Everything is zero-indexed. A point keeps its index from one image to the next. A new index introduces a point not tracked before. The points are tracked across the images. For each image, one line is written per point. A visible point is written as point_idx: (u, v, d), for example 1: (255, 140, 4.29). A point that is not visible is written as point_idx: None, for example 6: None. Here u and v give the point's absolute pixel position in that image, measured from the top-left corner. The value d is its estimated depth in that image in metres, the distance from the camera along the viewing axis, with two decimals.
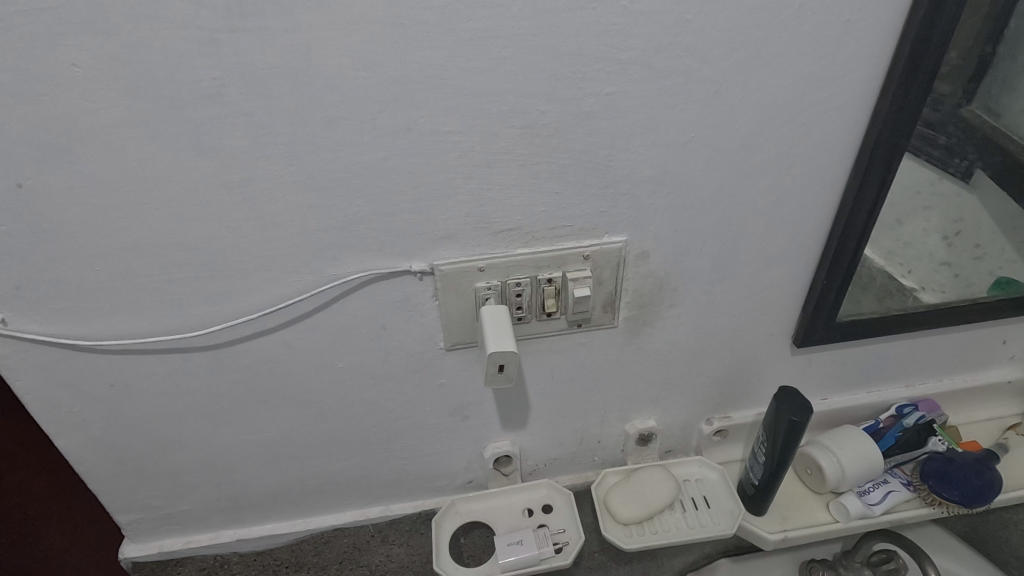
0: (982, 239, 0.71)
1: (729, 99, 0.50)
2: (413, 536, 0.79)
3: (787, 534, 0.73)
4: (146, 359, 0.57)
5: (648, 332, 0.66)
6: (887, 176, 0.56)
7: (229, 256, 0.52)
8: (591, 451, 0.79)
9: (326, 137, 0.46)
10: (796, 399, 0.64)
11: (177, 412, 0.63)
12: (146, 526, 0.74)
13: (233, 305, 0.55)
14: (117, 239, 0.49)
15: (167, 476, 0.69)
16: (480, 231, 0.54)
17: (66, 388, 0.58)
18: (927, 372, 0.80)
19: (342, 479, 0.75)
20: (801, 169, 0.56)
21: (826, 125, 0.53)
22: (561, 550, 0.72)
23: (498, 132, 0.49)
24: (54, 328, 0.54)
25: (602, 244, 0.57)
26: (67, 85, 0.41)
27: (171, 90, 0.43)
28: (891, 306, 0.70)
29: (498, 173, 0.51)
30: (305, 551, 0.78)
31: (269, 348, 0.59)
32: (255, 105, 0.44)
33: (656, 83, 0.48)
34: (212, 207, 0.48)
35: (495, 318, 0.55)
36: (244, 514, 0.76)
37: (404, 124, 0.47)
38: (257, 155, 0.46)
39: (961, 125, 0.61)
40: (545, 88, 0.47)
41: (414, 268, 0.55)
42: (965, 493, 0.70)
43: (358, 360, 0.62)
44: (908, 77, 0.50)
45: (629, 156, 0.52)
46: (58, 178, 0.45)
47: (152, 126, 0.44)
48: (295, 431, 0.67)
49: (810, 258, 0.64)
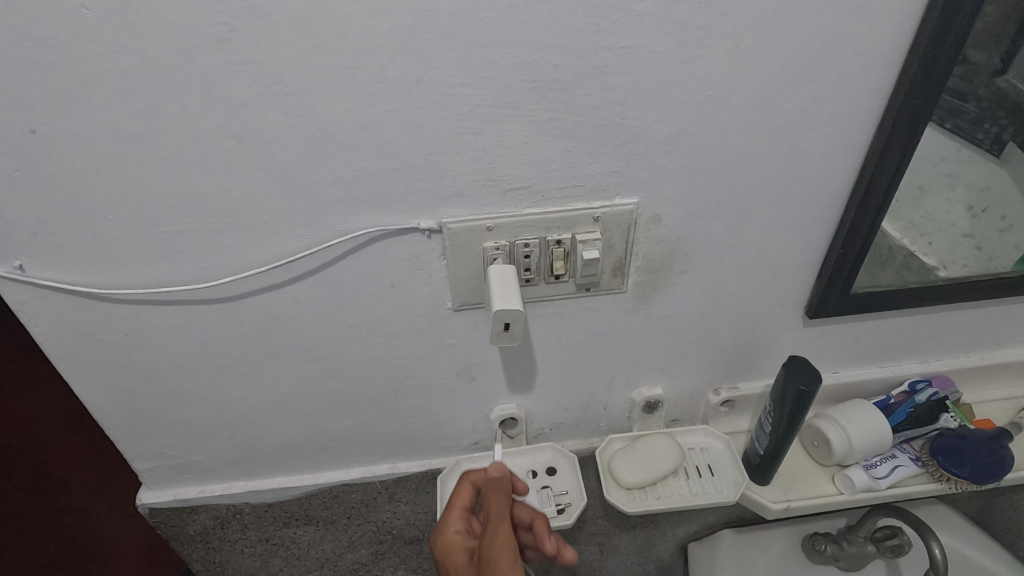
0: (1011, 212, 0.69)
1: (750, 55, 0.49)
2: (420, 494, 0.81)
3: (791, 504, 0.74)
4: (160, 310, 0.59)
5: (658, 298, 0.66)
6: (911, 141, 0.54)
7: (239, 207, 0.52)
8: (597, 417, 0.80)
9: (333, 88, 0.46)
10: (804, 368, 0.63)
11: (190, 364, 0.64)
12: (162, 474, 0.77)
13: (243, 258, 0.55)
14: (129, 187, 0.49)
15: (181, 426, 0.71)
16: (489, 188, 0.54)
17: (82, 335, 0.59)
18: (944, 348, 0.79)
19: (351, 437, 0.76)
20: (823, 132, 0.54)
21: (849, 85, 0.51)
22: (563, 511, 0.75)
23: (509, 85, 0.48)
24: (71, 276, 0.55)
25: (614, 205, 0.56)
26: (76, 26, 0.41)
27: (180, 35, 0.42)
28: (909, 280, 0.69)
29: (507, 129, 0.50)
30: (315, 504, 0.81)
31: (279, 303, 0.60)
32: (262, 51, 0.44)
33: (673, 36, 0.47)
34: (222, 157, 0.49)
35: (502, 278, 0.55)
36: (256, 466, 0.78)
37: (415, 76, 0.46)
38: (267, 105, 0.46)
39: (994, 90, 0.58)
40: (558, 40, 0.46)
41: (422, 226, 0.55)
42: (975, 470, 0.69)
43: (366, 317, 0.62)
44: (940, 35, 0.48)
45: (643, 114, 0.51)
46: (70, 124, 0.45)
47: (162, 72, 0.44)
48: (305, 385, 0.68)
49: (827, 226, 0.62)
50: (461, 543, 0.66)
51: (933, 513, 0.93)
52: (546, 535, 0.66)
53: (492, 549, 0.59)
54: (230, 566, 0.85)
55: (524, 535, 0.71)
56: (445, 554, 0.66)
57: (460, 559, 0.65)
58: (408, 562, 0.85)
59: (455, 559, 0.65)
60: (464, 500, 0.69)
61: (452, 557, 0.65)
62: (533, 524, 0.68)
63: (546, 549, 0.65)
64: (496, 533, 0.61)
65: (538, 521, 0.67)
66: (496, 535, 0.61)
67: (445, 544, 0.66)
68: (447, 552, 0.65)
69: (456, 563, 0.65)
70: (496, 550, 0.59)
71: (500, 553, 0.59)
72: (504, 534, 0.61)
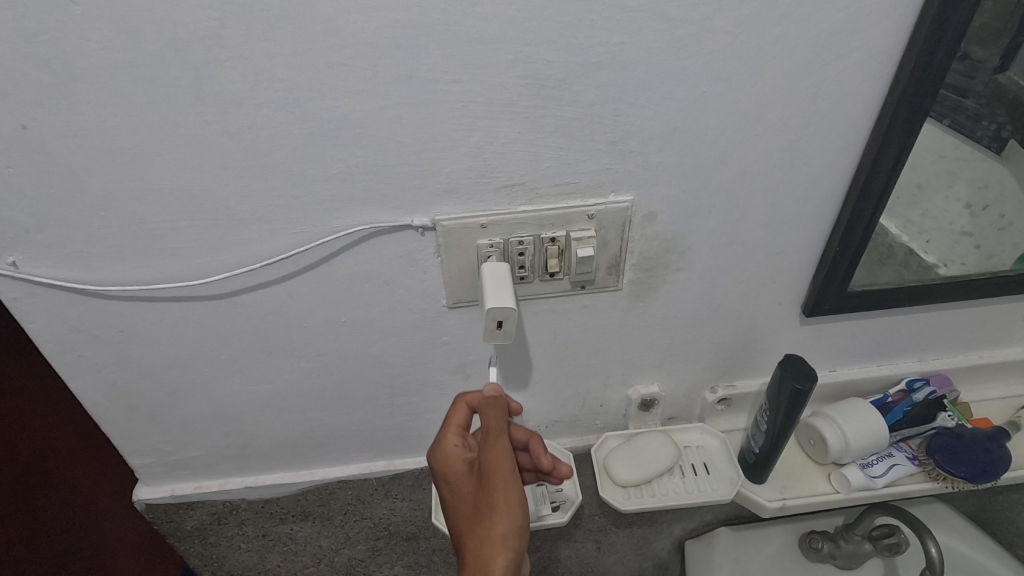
0: (1010, 210, 0.68)
1: (744, 51, 0.48)
2: (416, 491, 0.82)
3: (786, 503, 0.74)
4: (154, 306, 0.59)
5: (653, 296, 0.66)
6: (908, 139, 0.54)
7: (232, 204, 0.52)
8: (593, 415, 0.80)
9: (324, 84, 0.46)
10: (800, 367, 0.63)
11: (185, 360, 0.64)
12: (159, 470, 0.77)
13: (236, 255, 0.55)
14: (121, 184, 0.49)
15: (177, 422, 0.71)
16: (482, 185, 0.53)
17: (77, 331, 0.60)
18: (942, 347, 0.78)
19: (347, 433, 0.76)
20: (819, 129, 0.54)
21: (845, 82, 0.51)
22: (558, 509, 0.76)
23: (501, 82, 0.47)
24: (65, 273, 0.55)
25: (608, 203, 0.56)
26: (66, 22, 0.41)
27: (170, 31, 0.42)
28: (906, 279, 0.68)
29: (500, 126, 0.50)
30: (311, 501, 0.81)
31: (273, 300, 0.60)
32: (253, 47, 0.43)
33: (667, 32, 0.46)
34: (214, 153, 0.48)
35: (496, 276, 0.55)
36: (252, 463, 0.78)
37: (407, 72, 0.46)
38: (258, 101, 0.46)
39: (993, 87, 0.57)
40: (550, 36, 0.46)
41: (416, 223, 0.55)
42: (972, 470, 0.69)
43: (361, 314, 0.62)
44: (937, 32, 0.47)
45: (637, 110, 0.51)
46: (61, 120, 0.45)
47: (152, 68, 0.44)
48: (300, 382, 0.68)
49: (824, 224, 0.62)
50: (460, 453, 0.54)
51: (929, 511, 0.93)
52: (542, 452, 0.56)
53: (493, 459, 0.50)
54: (227, 562, 0.85)
55: (522, 458, 0.62)
56: (444, 470, 0.54)
57: (459, 470, 0.53)
58: (404, 558, 0.86)
59: (455, 472, 0.53)
60: (461, 422, 0.56)
61: (452, 470, 0.53)
62: (528, 445, 0.58)
63: (543, 463, 0.56)
64: (496, 442, 0.51)
65: (533, 438, 0.57)
66: (495, 446, 0.51)
67: (445, 459, 0.54)
68: (447, 471, 0.53)
69: (458, 476, 0.53)
70: (498, 455, 0.50)
71: (502, 463, 0.50)
72: (505, 444, 0.51)
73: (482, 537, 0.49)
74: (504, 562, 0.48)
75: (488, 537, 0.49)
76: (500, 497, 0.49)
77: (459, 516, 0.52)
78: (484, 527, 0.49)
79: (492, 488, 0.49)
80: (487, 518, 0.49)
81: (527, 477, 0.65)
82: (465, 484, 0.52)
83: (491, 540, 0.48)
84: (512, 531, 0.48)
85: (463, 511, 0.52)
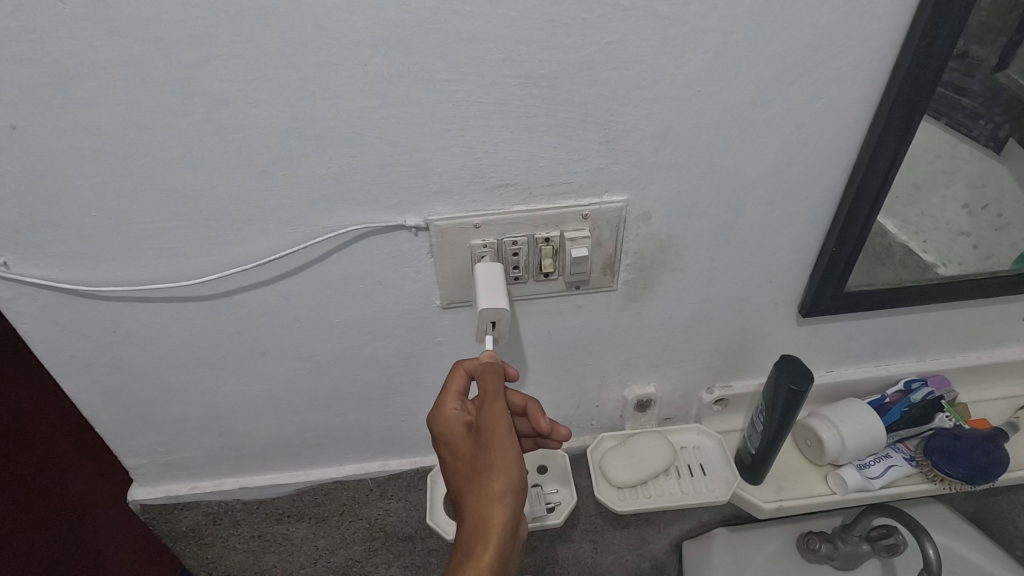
0: (1008, 210, 0.68)
1: (739, 50, 0.48)
2: (411, 491, 0.81)
3: (783, 504, 0.74)
4: (147, 306, 0.58)
5: (649, 296, 0.65)
6: (904, 138, 0.53)
7: (223, 205, 0.51)
8: (589, 415, 0.79)
9: (315, 84, 0.45)
10: (796, 367, 0.63)
11: (178, 360, 0.64)
12: (153, 471, 0.77)
13: (228, 255, 0.55)
14: (112, 183, 0.49)
15: (171, 422, 0.71)
16: (476, 185, 0.53)
17: (69, 332, 0.59)
18: (940, 347, 0.78)
19: (342, 433, 0.76)
20: (815, 128, 0.53)
21: (841, 81, 0.51)
22: (554, 510, 0.76)
23: (493, 81, 0.47)
24: (56, 273, 0.54)
25: (602, 203, 0.56)
26: (54, 20, 0.41)
27: (159, 30, 0.42)
28: (904, 279, 0.68)
29: (493, 126, 0.50)
30: (306, 501, 0.81)
31: (266, 300, 0.59)
32: (243, 47, 0.43)
33: (661, 31, 0.46)
34: (205, 153, 0.48)
35: (489, 277, 0.55)
36: (247, 463, 0.78)
37: (398, 71, 0.45)
38: (249, 101, 0.46)
39: (991, 86, 0.57)
40: (543, 35, 0.45)
41: (408, 224, 0.54)
42: (969, 471, 0.69)
43: (354, 314, 0.62)
44: (934, 31, 0.47)
45: (631, 110, 0.50)
46: (50, 119, 0.45)
47: (141, 67, 0.43)
48: (294, 382, 0.68)
49: (820, 224, 0.62)
50: (458, 416, 0.51)
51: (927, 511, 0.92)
52: (540, 415, 0.54)
53: (489, 422, 0.48)
54: (222, 562, 0.85)
55: (521, 423, 0.59)
56: (443, 433, 0.52)
57: (457, 433, 0.51)
58: (400, 559, 0.85)
59: (454, 436, 0.51)
60: (460, 385, 0.53)
61: (451, 432, 0.51)
62: (526, 409, 0.55)
63: (540, 428, 0.54)
64: (492, 406, 0.48)
65: (530, 402, 0.54)
66: (491, 410, 0.48)
67: (443, 422, 0.52)
68: (445, 434, 0.51)
69: (456, 440, 0.51)
70: (494, 419, 0.48)
71: (499, 424, 0.48)
72: (502, 407, 0.49)
73: (480, 495, 0.49)
74: (502, 518, 0.48)
75: (486, 496, 0.48)
76: (497, 456, 0.48)
77: (458, 474, 0.52)
78: (481, 485, 0.49)
79: (489, 449, 0.48)
80: (485, 477, 0.49)
81: (525, 442, 0.63)
82: (464, 447, 0.51)
83: (489, 498, 0.48)
84: (509, 489, 0.48)
85: (462, 470, 0.51)
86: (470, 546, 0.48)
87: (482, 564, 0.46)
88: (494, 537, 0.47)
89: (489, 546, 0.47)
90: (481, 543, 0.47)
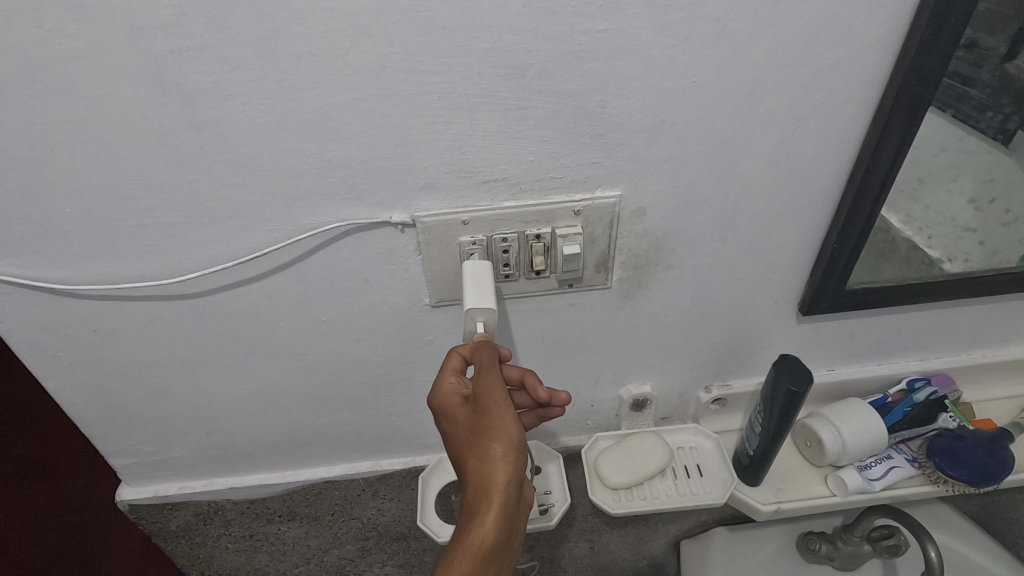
0: (1016, 204, 0.66)
1: (736, 39, 0.46)
2: (404, 491, 0.81)
3: (781, 506, 0.72)
4: (127, 304, 0.57)
5: (644, 294, 0.64)
6: (909, 130, 0.51)
7: (203, 200, 0.50)
8: (584, 414, 0.78)
9: (294, 75, 0.44)
10: (796, 367, 0.61)
11: (162, 359, 0.62)
12: (141, 470, 0.76)
13: (209, 253, 0.54)
14: (86, 179, 0.48)
15: (157, 422, 0.69)
16: (463, 181, 0.51)
17: (49, 331, 0.58)
18: (944, 346, 0.76)
19: (332, 433, 0.75)
20: (815, 120, 0.51)
21: (842, 71, 0.49)
22: (546, 512, 0.74)
23: (478, 73, 0.45)
24: (32, 271, 0.53)
25: (594, 199, 0.54)
26: (18, 9, 0.39)
27: (128, 19, 0.40)
28: (907, 276, 0.66)
29: (480, 119, 0.48)
30: (297, 501, 0.80)
31: (250, 299, 0.58)
32: (216, 36, 0.41)
33: (653, 18, 0.44)
34: (180, 147, 0.47)
35: (478, 275, 0.53)
36: (236, 462, 0.77)
37: (379, 62, 0.44)
38: (225, 93, 0.44)
39: (1000, 76, 0.55)
40: (529, 23, 0.43)
41: (395, 219, 0.53)
42: (974, 473, 0.67)
43: (341, 313, 0.61)
44: (941, 17, 0.44)
45: (622, 102, 0.48)
46: (18, 113, 0.43)
47: (111, 59, 0.42)
48: (282, 382, 0.67)
49: (821, 220, 0.60)
50: (455, 389, 0.48)
51: (927, 509, 0.91)
52: (538, 385, 0.50)
53: (484, 390, 0.46)
54: (213, 562, 0.85)
55: (518, 396, 0.56)
56: (440, 408, 0.49)
57: (454, 405, 0.48)
58: (394, 558, 0.84)
59: (450, 408, 0.48)
60: (456, 362, 0.50)
61: (447, 406, 0.48)
62: (523, 381, 0.52)
63: (540, 397, 0.50)
64: (487, 374, 0.46)
65: (527, 373, 0.51)
66: (485, 378, 0.46)
67: (440, 397, 0.49)
68: (442, 408, 0.48)
69: (454, 411, 0.48)
70: (490, 385, 0.46)
71: (495, 389, 0.46)
72: (497, 375, 0.47)
73: (480, 458, 0.45)
74: (505, 477, 0.44)
75: (486, 458, 0.45)
76: (496, 419, 0.45)
77: (458, 446, 0.48)
78: (481, 448, 0.46)
79: (487, 413, 0.45)
80: (485, 441, 0.45)
81: (526, 418, 0.59)
82: (462, 418, 0.48)
83: (490, 460, 0.45)
84: (512, 448, 0.45)
85: (461, 441, 0.48)
86: (473, 511, 0.44)
87: (487, 526, 0.43)
88: (497, 499, 0.44)
89: (492, 508, 0.44)
90: (484, 506, 0.44)
